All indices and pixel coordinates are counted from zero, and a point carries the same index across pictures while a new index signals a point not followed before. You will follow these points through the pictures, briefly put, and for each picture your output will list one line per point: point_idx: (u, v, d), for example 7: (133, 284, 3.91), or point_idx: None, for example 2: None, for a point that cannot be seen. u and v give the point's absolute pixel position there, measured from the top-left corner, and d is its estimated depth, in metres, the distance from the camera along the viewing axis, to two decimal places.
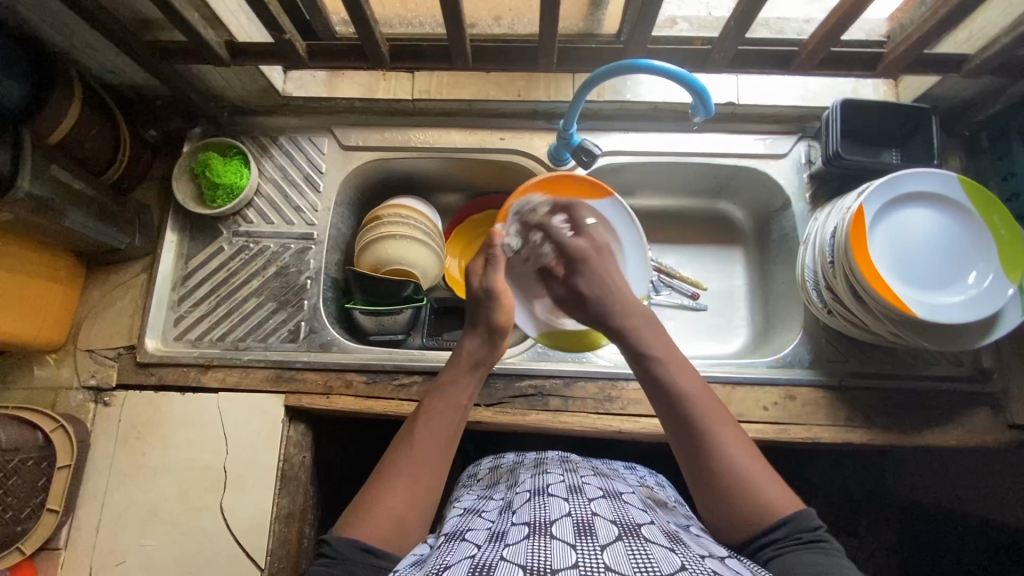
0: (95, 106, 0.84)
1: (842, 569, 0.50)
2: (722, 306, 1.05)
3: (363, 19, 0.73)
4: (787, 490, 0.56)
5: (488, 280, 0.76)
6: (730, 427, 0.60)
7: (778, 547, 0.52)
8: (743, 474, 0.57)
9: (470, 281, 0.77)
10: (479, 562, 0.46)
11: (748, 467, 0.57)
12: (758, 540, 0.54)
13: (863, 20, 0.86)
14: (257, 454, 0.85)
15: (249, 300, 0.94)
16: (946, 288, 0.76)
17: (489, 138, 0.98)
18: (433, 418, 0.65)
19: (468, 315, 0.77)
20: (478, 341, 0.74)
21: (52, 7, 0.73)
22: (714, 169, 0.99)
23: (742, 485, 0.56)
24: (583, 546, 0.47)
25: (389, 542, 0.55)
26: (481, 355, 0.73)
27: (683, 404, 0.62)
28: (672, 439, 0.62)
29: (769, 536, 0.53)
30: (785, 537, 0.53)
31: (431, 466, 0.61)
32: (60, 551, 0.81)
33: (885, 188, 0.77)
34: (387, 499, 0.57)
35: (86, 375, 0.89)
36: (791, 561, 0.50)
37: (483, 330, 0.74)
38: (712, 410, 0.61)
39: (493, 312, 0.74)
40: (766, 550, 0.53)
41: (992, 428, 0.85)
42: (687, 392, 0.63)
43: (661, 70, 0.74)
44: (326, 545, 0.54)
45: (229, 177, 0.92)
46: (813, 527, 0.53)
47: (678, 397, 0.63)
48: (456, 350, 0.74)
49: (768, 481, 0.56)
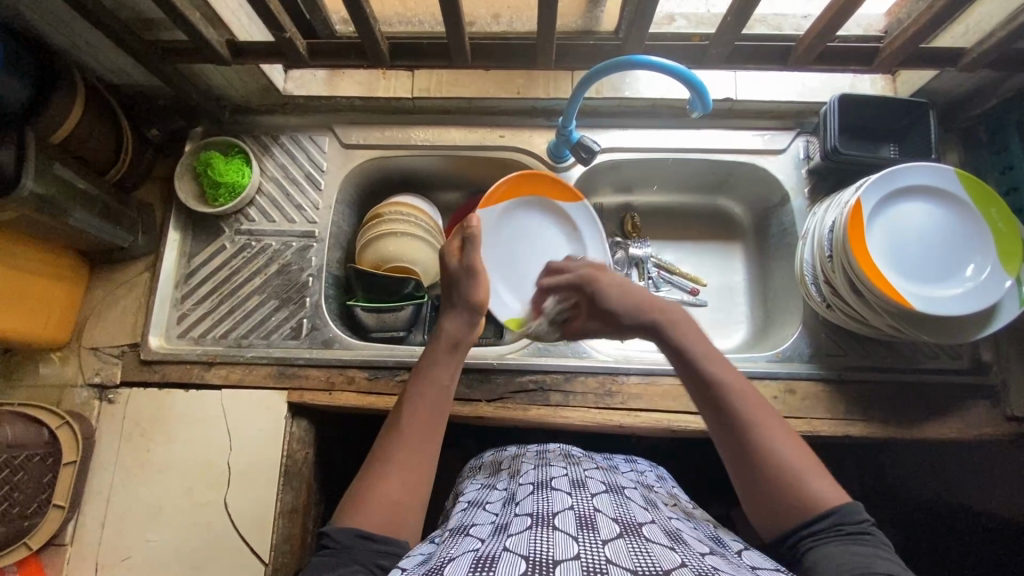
0: (99, 107, 0.85)
1: (883, 560, 0.49)
2: (721, 301, 1.06)
3: (363, 19, 0.74)
4: (833, 482, 0.55)
5: (467, 258, 0.75)
6: (777, 422, 0.58)
7: (816, 539, 0.52)
8: (795, 470, 0.55)
9: (448, 261, 0.76)
10: (482, 554, 0.47)
11: (800, 463, 0.55)
12: (800, 531, 0.53)
13: (860, 16, 0.87)
14: (260, 450, 0.85)
15: (252, 298, 0.94)
16: (945, 281, 0.76)
17: (489, 136, 0.99)
18: (421, 404, 0.64)
19: (447, 295, 0.76)
20: (460, 321, 0.72)
21: (56, 9, 0.74)
22: (711, 166, 0.99)
23: (792, 480, 0.54)
24: (585, 540, 0.47)
25: (387, 528, 0.56)
26: (461, 335, 0.72)
27: (730, 402, 0.59)
28: (717, 438, 0.59)
29: (815, 527, 0.52)
30: (826, 530, 0.52)
31: (420, 454, 0.61)
32: (67, 547, 0.82)
33: (883, 182, 0.77)
34: (384, 487, 0.57)
35: (90, 373, 0.90)
36: (827, 553, 0.50)
37: (463, 309, 0.73)
38: (758, 405, 0.59)
39: (468, 288, 0.73)
40: (804, 542, 0.52)
41: (991, 421, 0.85)
42: (737, 392, 0.59)
43: (659, 66, 0.75)
44: (327, 537, 0.54)
45: (231, 176, 0.93)
46: (859, 520, 0.52)
47: (723, 394, 0.59)
48: (436, 330, 0.72)
49: (815, 476, 0.55)
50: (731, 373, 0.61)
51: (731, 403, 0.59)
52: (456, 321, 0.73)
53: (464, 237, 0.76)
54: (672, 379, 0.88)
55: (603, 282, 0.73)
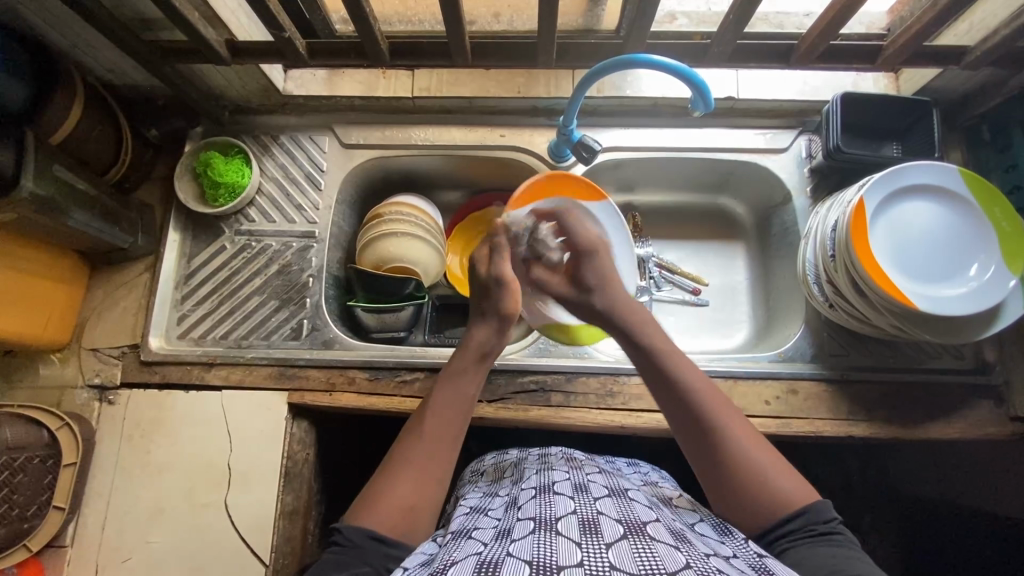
0: (99, 107, 0.85)
1: (854, 559, 0.51)
2: (723, 300, 1.06)
3: (363, 18, 0.74)
4: (800, 480, 0.57)
5: (496, 266, 0.75)
6: (739, 421, 0.59)
7: (789, 539, 0.53)
8: (756, 466, 0.56)
9: (477, 268, 0.77)
10: (485, 558, 0.46)
11: (762, 460, 0.57)
12: (774, 531, 0.54)
13: (863, 14, 0.86)
14: (261, 452, 0.85)
15: (252, 299, 0.94)
16: (950, 281, 0.76)
17: (489, 135, 0.98)
18: (442, 410, 0.64)
19: (476, 303, 0.76)
20: (489, 330, 0.72)
21: (54, 8, 0.74)
22: (712, 164, 0.99)
23: (759, 480, 0.56)
24: (588, 545, 0.47)
25: (398, 530, 0.55)
26: (489, 345, 0.71)
27: (691, 400, 0.61)
28: (678, 436, 0.61)
29: (787, 526, 0.54)
30: (798, 530, 0.53)
31: (438, 458, 0.61)
32: (67, 549, 0.82)
33: (887, 181, 0.77)
34: (398, 490, 0.57)
35: (91, 374, 0.90)
36: (803, 553, 0.51)
37: (492, 318, 0.73)
38: (720, 405, 0.61)
39: (501, 299, 0.73)
40: (780, 542, 0.54)
41: (994, 421, 0.85)
42: (700, 393, 0.61)
43: (661, 64, 0.74)
44: (338, 533, 0.55)
45: (231, 176, 0.93)
46: (826, 519, 0.54)
47: (685, 394, 0.62)
48: (463, 339, 0.72)
49: (781, 475, 0.56)
50: (695, 374, 0.63)
51: (694, 404, 0.61)
52: (483, 331, 0.73)
53: (493, 245, 0.77)
54: None
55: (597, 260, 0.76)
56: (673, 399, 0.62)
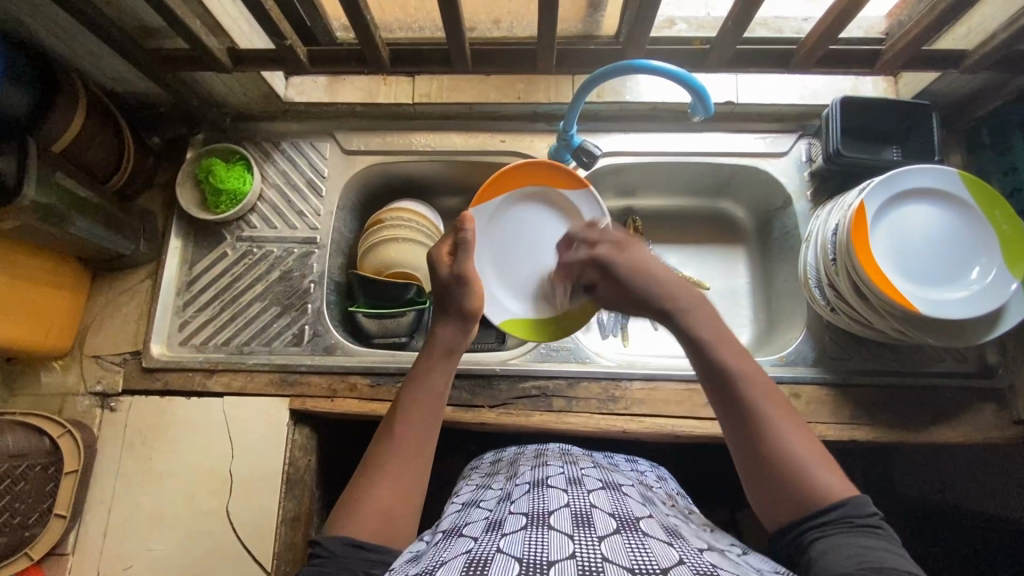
0: (101, 114, 0.85)
1: (889, 554, 0.45)
2: (724, 304, 1.05)
3: (364, 25, 0.74)
4: (844, 478, 0.51)
5: (458, 266, 0.73)
6: (784, 411, 0.54)
7: (824, 530, 0.48)
8: (799, 460, 0.51)
9: (437, 269, 0.74)
10: (474, 556, 0.45)
11: (803, 455, 0.52)
12: (805, 523, 0.49)
13: (861, 18, 0.85)
14: (262, 459, 0.85)
15: (253, 305, 0.94)
16: (952, 284, 0.76)
17: (489, 141, 0.99)
18: (411, 410, 0.63)
19: (436, 304, 0.74)
20: (452, 329, 0.70)
21: (56, 17, 0.74)
22: (714, 169, 0.99)
23: (797, 471, 0.51)
24: (581, 537, 0.47)
25: (379, 536, 0.55)
26: (455, 342, 0.70)
27: (739, 387, 0.56)
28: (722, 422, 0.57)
29: (823, 517, 0.49)
30: (835, 521, 0.48)
31: (412, 461, 0.60)
32: (68, 556, 0.82)
33: (887, 184, 0.77)
34: (375, 496, 0.57)
35: (92, 381, 0.90)
36: (838, 546, 0.46)
37: (455, 317, 0.71)
38: (769, 395, 0.55)
39: (463, 297, 0.72)
40: (811, 532, 0.49)
41: (997, 424, 0.85)
42: (743, 375, 0.56)
43: (660, 70, 0.74)
44: (318, 546, 0.53)
45: (232, 182, 0.93)
46: (868, 513, 0.48)
47: (731, 381, 0.56)
48: (429, 339, 0.70)
49: (823, 470, 0.51)
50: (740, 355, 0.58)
51: (737, 384, 0.56)
52: (447, 329, 0.71)
53: (457, 243, 0.75)
54: (676, 384, 0.88)
55: (623, 257, 0.68)
56: (715, 377, 0.57)
